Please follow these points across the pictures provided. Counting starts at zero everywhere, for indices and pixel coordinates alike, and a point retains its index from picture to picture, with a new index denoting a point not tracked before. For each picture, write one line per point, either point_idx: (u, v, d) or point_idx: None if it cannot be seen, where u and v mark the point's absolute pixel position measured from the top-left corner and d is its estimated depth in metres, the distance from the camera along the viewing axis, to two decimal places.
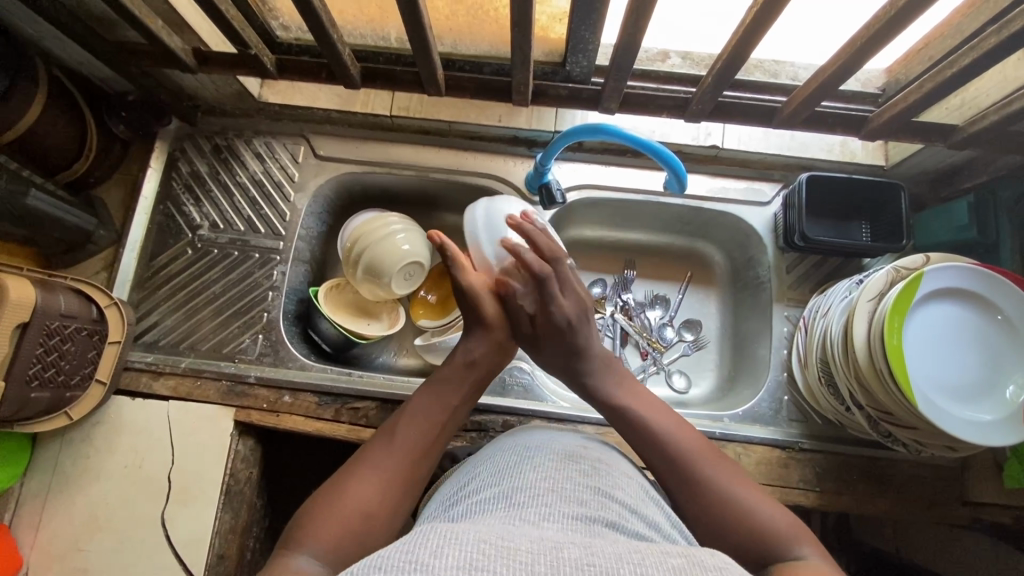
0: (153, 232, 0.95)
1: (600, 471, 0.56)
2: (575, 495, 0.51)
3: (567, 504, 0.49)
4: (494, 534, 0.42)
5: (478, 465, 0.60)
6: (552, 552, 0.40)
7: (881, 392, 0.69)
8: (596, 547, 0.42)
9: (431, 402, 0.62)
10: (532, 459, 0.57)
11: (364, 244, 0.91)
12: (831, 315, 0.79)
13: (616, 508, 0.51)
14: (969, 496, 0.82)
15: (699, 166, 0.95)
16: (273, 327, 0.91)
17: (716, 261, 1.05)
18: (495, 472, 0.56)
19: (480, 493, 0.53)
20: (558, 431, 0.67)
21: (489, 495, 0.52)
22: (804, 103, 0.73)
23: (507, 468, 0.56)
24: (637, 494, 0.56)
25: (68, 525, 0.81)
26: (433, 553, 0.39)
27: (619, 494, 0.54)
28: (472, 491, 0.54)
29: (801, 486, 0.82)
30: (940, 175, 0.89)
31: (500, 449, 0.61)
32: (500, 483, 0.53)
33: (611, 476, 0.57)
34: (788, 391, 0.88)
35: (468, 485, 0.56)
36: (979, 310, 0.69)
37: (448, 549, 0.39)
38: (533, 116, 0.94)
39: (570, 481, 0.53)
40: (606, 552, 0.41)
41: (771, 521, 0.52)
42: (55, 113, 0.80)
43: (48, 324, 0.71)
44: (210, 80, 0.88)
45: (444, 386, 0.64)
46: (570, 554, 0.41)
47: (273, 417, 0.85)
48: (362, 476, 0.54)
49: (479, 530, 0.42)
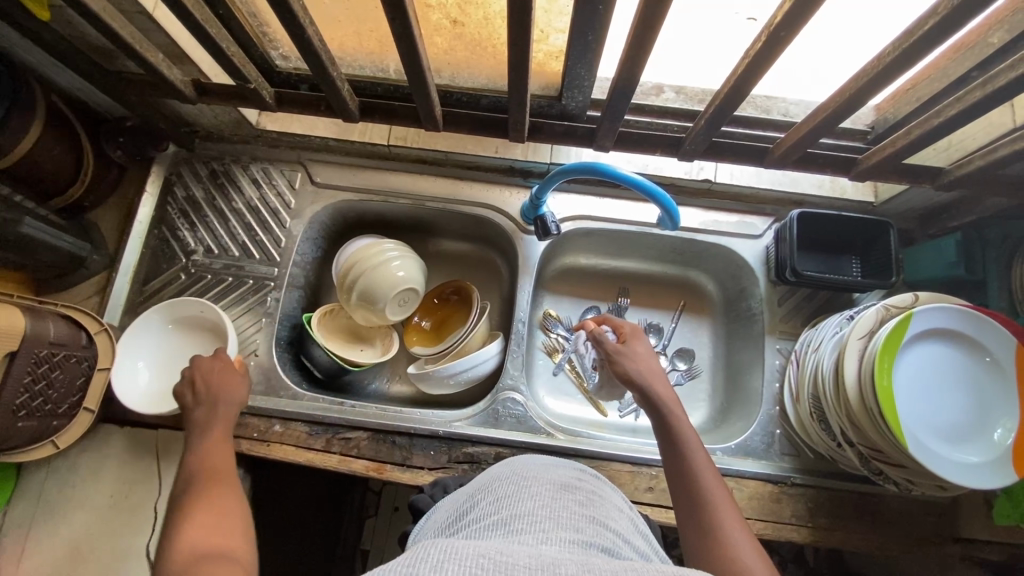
0: (147, 257, 0.94)
1: (595, 503, 0.57)
2: (571, 521, 0.51)
3: (564, 529, 0.49)
4: (493, 549, 0.42)
5: (476, 493, 0.59)
6: (549, 568, 0.40)
7: (870, 427, 0.69)
8: (592, 565, 0.42)
9: (193, 480, 0.62)
10: (530, 488, 0.56)
11: (196, 309, 0.88)
12: (821, 351, 0.80)
13: (610, 537, 0.51)
14: (962, 532, 0.82)
15: (693, 199, 0.96)
16: (265, 354, 0.90)
17: (709, 290, 1.06)
18: (495, 500, 0.55)
19: (478, 519, 0.53)
20: (558, 462, 0.67)
21: (488, 520, 0.52)
22: (794, 146, 0.74)
23: (506, 495, 0.55)
24: (628, 526, 0.56)
25: (50, 558, 0.79)
26: (433, 568, 0.39)
27: (613, 525, 0.54)
28: (470, 518, 0.54)
29: (793, 522, 0.82)
30: (930, 212, 0.90)
31: (497, 479, 0.61)
32: (497, 510, 0.53)
33: (605, 508, 0.57)
34: (780, 424, 0.88)
35: (467, 513, 0.56)
36: (968, 351, 0.70)
37: (448, 563, 0.39)
38: (529, 149, 0.96)
39: (566, 510, 0.53)
40: (603, 570, 0.41)
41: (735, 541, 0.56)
42: (52, 140, 0.80)
43: (37, 352, 0.70)
44: (209, 109, 0.89)
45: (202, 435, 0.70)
46: (568, 570, 0.40)
47: (262, 447, 0.84)
48: (180, 528, 0.54)
49: (478, 546, 0.42)
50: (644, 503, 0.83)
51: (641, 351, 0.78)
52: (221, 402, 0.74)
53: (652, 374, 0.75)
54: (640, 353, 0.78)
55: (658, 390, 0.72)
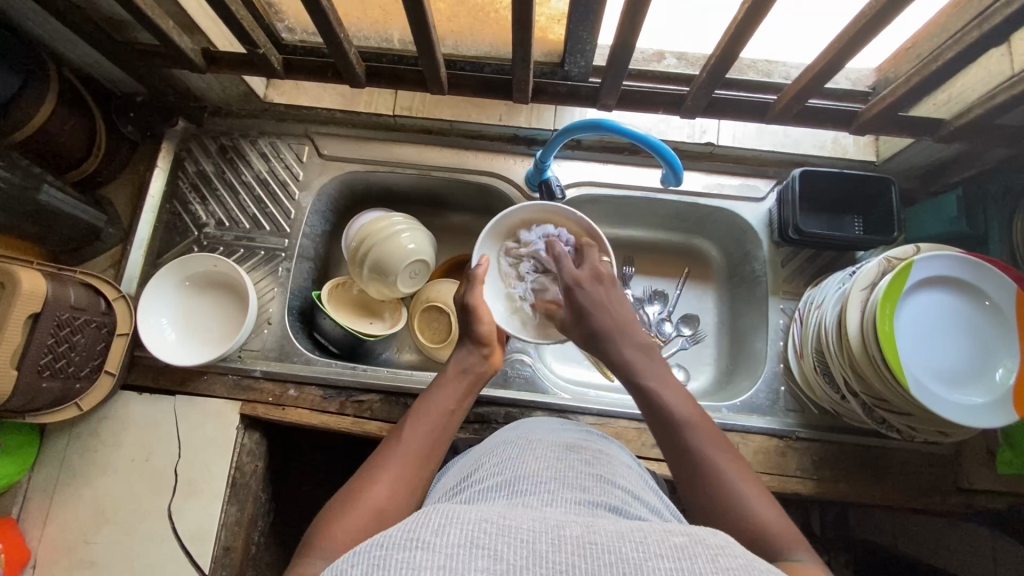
0: (160, 230, 0.96)
1: (600, 462, 0.58)
2: (578, 482, 0.52)
3: (568, 490, 0.50)
4: (496, 513, 0.42)
5: (481, 456, 0.61)
6: (554, 530, 0.41)
7: (873, 375, 0.71)
8: (598, 526, 0.42)
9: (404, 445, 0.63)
10: (533, 451, 0.58)
11: (210, 264, 0.90)
12: (824, 306, 0.81)
13: (618, 495, 0.53)
14: (965, 483, 0.84)
15: (696, 163, 0.97)
16: (277, 322, 0.92)
17: (712, 256, 1.07)
18: (499, 463, 0.56)
19: (480, 481, 0.54)
20: (562, 423, 0.68)
21: (492, 482, 0.53)
22: (794, 100, 0.75)
23: (509, 458, 0.57)
24: (638, 483, 0.58)
25: (76, 518, 0.82)
26: (435, 531, 0.39)
27: (621, 483, 0.55)
28: (474, 479, 0.56)
29: (798, 474, 0.84)
30: (931, 169, 0.91)
31: (501, 442, 0.62)
32: (500, 473, 0.54)
33: (611, 465, 0.58)
34: (785, 381, 0.90)
35: (473, 474, 0.57)
36: (965, 295, 0.71)
37: (450, 527, 0.39)
38: (533, 115, 0.97)
39: (571, 470, 0.54)
40: (608, 531, 0.41)
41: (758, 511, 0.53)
42: (66, 113, 0.82)
43: (59, 315, 0.72)
44: (218, 82, 0.91)
45: (445, 390, 0.72)
46: (573, 532, 0.41)
47: (279, 411, 0.87)
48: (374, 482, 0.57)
49: (479, 511, 0.42)
50: (652, 458, 0.85)
51: (606, 296, 0.76)
52: (472, 347, 0.78)
53: (619, 328, 0.74)
54: (596, 305, 0.75)
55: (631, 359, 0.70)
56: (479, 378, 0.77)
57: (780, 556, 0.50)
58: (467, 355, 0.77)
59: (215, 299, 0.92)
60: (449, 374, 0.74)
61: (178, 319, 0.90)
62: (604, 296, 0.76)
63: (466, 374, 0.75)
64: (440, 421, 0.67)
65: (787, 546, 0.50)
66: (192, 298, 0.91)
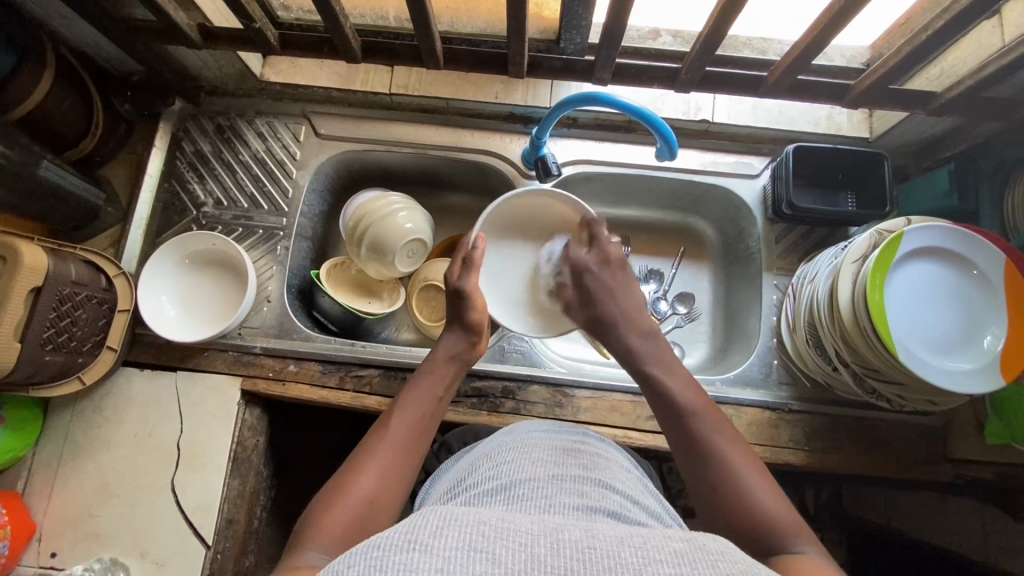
0: (159, 210, 0.97)
1: (597, 464, 0.59)
2: (576, 487, 0.53)
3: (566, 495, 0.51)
4: (495, 517, 0.43)
5: (474, 462, 0.62)
6: (552, 535, 0.42)
7: (862, 344, 0.72)
8: (597, 532, 0.43)
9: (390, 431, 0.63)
10: (531, 454, 0.59)
11: (208, 242, 0.91)
12: (817, 280, 0.82)
13: (616, 500, 0.54)
14: (954, 453, 0.85)
15: (691, 140, 0.98)
16: (277, 299, 0.93)
17: (707, 235, 1.08)
18: (496, 466, 0.58)
19: (475, 487, 0.56)
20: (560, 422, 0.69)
21: (489, 488, 0.54)
22: (787, 72, 0.75)
23: (506, 461, 0.58)
24: (635, 487, 0.60)
25: (80, 492, 0.84)
26: (433, 533, 0.40)
27: (619, 487, 0.57)
28: (470, 484, 0.57)
29: (790, 446, 0.86)
30: (923, 145, 0.92)
31: (496, 444, 0.63)
32: (496, 478, 0.55)
33: (608, 468, 0.59)
34: (778, 355, 0.91)
35: (468, 479, 0.59)
36: (955, 266, 0.72)
37: (448, 530, 0.40)
38: (529, 93, 0.97)
39: (569, 475, 0.56)
40: (606, 536, 0.43)
41: (764, 504, 0.55)
42: (63, 92, 0.83)
43: (60, 290, 0.73)
44: (214, 59, 0.91)
45: (432, 375, 0.71)
46: (572, 537, 0.42)
47: (279, 386, 0.88)
48: (361, 471, 0.58)
49: (478, 514, 0.43)
50: (647, 431, 0.86)
51: (612, 281, 0.80)
52: (462, 334, 0.76)
53: (624, 318, 0.77)
54: (598, 291, 0.80)
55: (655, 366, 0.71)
56: (467, 355, 0.75)
57: (781, 551, 0.51)
58: (457, 341, 0.75)
59: (212, 279, 0.93)
60: (433, 360, 0.73)
61: (178, 297, 0.91)
62: (609, 283, 0.80)
63: (454, 360, 0.74)
64: (426, 407, 0.67)
65: (789, 539, 0.52)
66: (191, 276, 0.92)
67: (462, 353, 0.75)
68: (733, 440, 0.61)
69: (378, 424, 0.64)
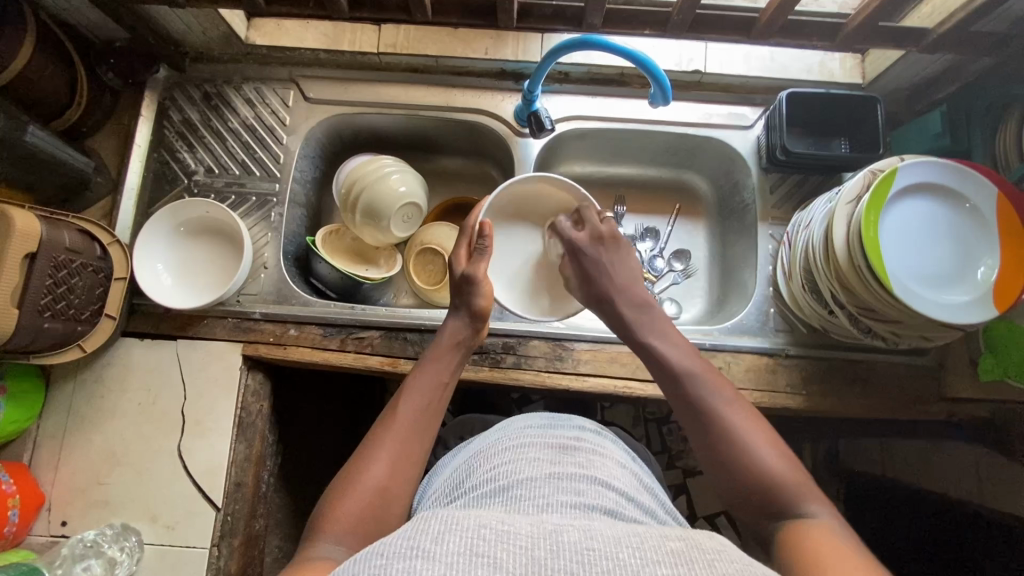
0: (149, 179, 0.96)
1: (594, 462, 0.60)
2: (572, 485, 0.55)
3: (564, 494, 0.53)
4: (495, 518, 0.45)
5: (473, 459, 0.63)
6: (551, 536, 0.43)
7: (858, 285, 0.72)
8: (596, 531, 0.45)
9: (398, 418, 0.64)
10: (529, 450, 0.60)
11: (202, 210, 0.90)
12: (812, 226, 0.81)
13: (614, 498, 0.56)
14: (948, 392, 0.87)
15: (684, 92, 0.97)
16: (274, 266, 0.93)
17: (702, 191, 1.08)
18: (493, 467, 0.59)
19: (475, 488, 0.57)
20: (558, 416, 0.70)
21: (489, 487, 0.56)
22: (780, 9, 0.75)
23: (505, 459, 0.59)
24: (632, 483, 0.61)
25: (88, 461, 0.84)
26: (434, 539, 0.42)
27: (617, 484, 0.58)
28: (469, 486, 0.59)
29: (787, 390, 0.87)
30: (916, 89, 0.92)
31: (495, 441, 0.64)
32: (495, 478, 0.57)
33: (604, 463, 0.61)
34: (774, 303, 0.92)
35: (468, 480, 0.60)
36: (947, 203, 0.73)
37: (449, 536, 0.42)
38: (520, 47, 0.96)
39: (566, 470, 0.57)
40: (605, 536, 0.44)
41: (770, 464, 0.56)
42: (44, 58, 0.81)
43: (55, 256, 0.73)
44: (197, 21, 0.89)
45: (436, 360, 0.71)
46: (570, 538, 0.43)
47: (280, 350, 0.88)
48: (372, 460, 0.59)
49: (478, 517, 0.45)
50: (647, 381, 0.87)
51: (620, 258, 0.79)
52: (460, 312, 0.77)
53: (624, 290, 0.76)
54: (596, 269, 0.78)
55: (651, 339, 0.70)
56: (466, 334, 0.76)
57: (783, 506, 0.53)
58: (463, 324, 0.76)
59: (208, 246, 0.92)
60: (438, 344, 0.73)
61: (174, 265, 0.91)
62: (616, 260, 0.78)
63: (457, 344, 0.74)
64: (433, 392, 0.68)
65: (798, 501, 0.54)
66: (186, 245, 0.92)
67: (456, 332, 0.75)
68: (732, 399, 0.62)
69: (386, 413, 0.64)
